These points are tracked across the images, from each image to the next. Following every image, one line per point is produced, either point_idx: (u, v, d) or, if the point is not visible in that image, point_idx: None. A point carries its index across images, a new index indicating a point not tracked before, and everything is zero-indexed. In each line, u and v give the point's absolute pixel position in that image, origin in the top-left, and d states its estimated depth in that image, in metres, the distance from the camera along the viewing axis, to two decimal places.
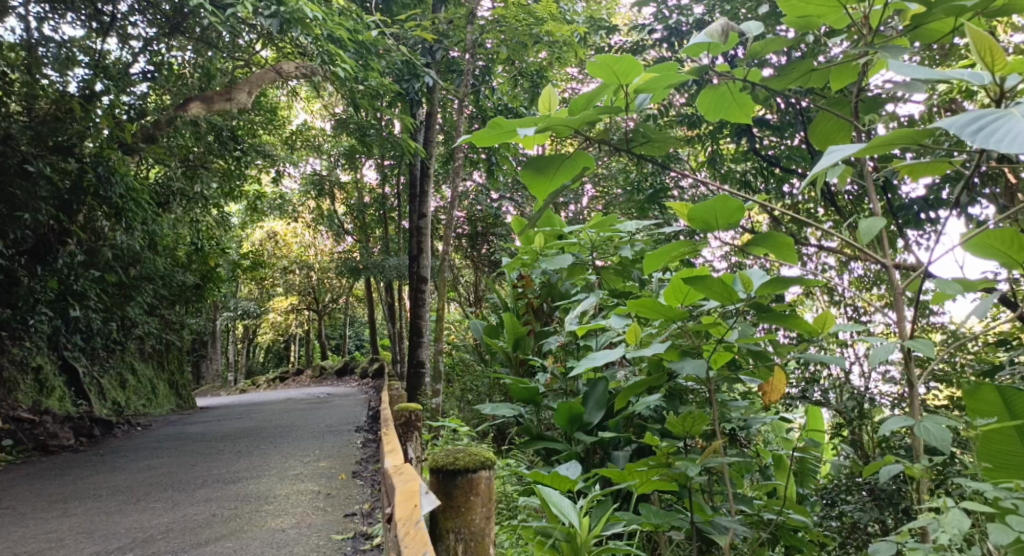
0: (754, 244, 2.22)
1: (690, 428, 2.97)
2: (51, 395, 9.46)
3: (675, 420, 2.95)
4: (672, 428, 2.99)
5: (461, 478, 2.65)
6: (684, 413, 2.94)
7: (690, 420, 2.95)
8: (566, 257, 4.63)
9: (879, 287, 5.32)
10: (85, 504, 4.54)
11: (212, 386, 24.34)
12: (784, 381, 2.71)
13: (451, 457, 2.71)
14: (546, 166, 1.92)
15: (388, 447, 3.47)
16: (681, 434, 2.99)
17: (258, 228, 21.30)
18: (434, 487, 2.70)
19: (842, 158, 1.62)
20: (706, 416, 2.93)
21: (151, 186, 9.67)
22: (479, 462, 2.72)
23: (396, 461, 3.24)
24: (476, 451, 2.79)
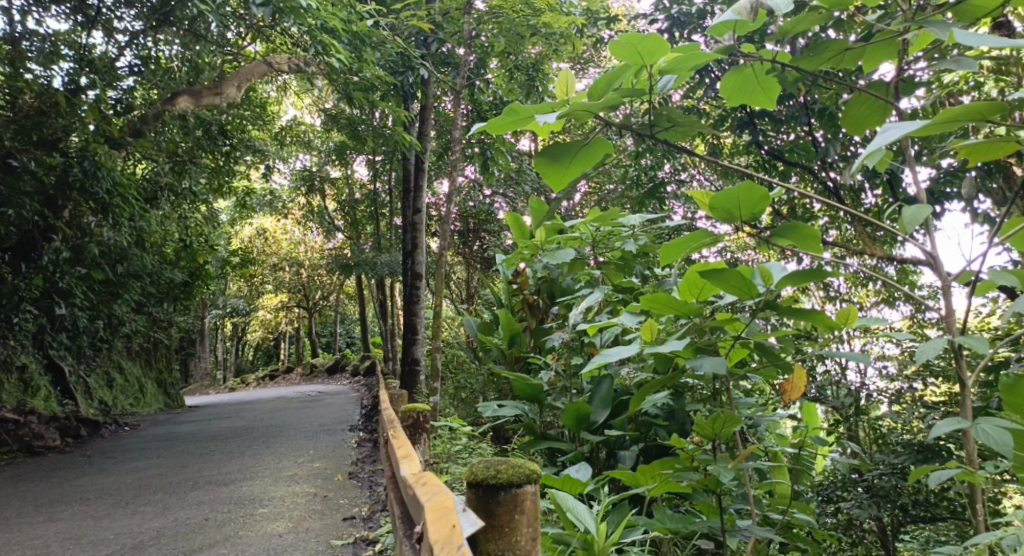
0: (777, 236, 2.13)
1: (719, 431, 2.79)
2: (37, 394, 9.29)
3: (702, 421, 2.78)
4: (700, 431, 2.82)
5: (503, 493, 2.17)
6: (713, 414, 2.76)
7: (720, 422, 2.75)
8: (568, 251, 4.51)
9: (877, 282, 5.28)
10: (73, 508, 4.41)
11: (202, 384, 24.20)
12: (805, 379, 2.70)
13: (491, 470, 2.23)
14: (562, 155, 1.82)
15: (402, 454, 3.22)
16: (708, 437, 2.82)
17: (248, 225, 21.15)
18: (471, 504, 2.23)
19: (903, 137, 1.49)
20: (735, 417, 2.74)
21: (139, 182, 9.52)
22: (524, 474, 2.23)
23: (415, 471, 2.86)
24: (519, 461, 2.30)
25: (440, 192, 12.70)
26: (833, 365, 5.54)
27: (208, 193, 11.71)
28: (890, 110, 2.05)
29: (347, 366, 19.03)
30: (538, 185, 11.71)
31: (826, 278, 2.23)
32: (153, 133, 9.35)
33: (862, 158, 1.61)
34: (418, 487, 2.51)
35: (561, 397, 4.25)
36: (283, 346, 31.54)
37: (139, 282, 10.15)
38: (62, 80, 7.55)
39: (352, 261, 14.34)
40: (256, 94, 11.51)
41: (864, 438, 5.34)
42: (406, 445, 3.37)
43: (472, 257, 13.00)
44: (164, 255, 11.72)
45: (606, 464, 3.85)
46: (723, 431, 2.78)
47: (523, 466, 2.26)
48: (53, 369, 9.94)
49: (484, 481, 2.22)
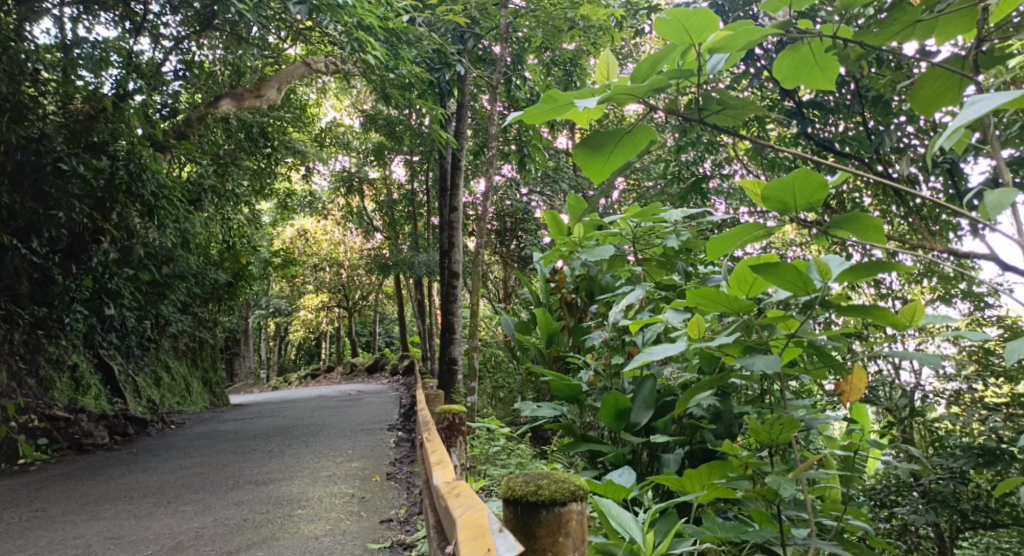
0: (836, 228, 2.00)
1: (777, 437, 2.66)
2: (88, 393, 9.49)
3: (758, 426, 2.64)
4: (755, 437, 2.69)
5: (545, 512, 2.08)
6: (771, 419, 2.62)
7: (778, 427, 2.61)
8: (607, 248, 4.39)
9: (933, 279, 5.03)
10: (117, 507, 4.45)
11: (245, 383, 24.62)
12: (866, 380, 2.55)
13: (531, 486, 2.14)
14: (603, 143, 1.71)
15: (436, 459, 3.14)
16: (764, 444, 2.69)
17: (289, 226, 21.45)
18: (508, 523, 2.15)
19: (997, 107, 1.37)
20: (794, 423, 2.59)
21: (184, 184, 9.66)
22: (567, 490, 2.15)
23: (448, 478, 2.78)
24: (562, 476, 2.22)
25: (477, 191, 12.68)
26: (887, 364, 5.31)
27: (251, 195, 11.86)
28: (967, 84, 1.89)
29: (386, 365, 19.15)
30: (576, 183, 11.59)
31: (891, 272, 2.09)
32: (197, 136, 9.50)
33: (947, 134, 1.48)
34: (451, 499, 2.41)
35: (601, 397, 4.13)
36: (324, 346, 31.94)
37: (184, 283, 10.33)
38: (110, 85, 7.70)
39: (390, 261, 14.41)
40: (296, 96, 11.62)
41: (921, 441, 5.10)
42: (440, 450, 3.30)
43: (509, 256, 12.94)
44: (210, 257, 11.89)
45: (649, 467, 3.74)
46: (781, 437, 2.64)
47: (565, 481, 2.18)
48: (103, 368, 10.17)
49: (524, 498, 2.13)
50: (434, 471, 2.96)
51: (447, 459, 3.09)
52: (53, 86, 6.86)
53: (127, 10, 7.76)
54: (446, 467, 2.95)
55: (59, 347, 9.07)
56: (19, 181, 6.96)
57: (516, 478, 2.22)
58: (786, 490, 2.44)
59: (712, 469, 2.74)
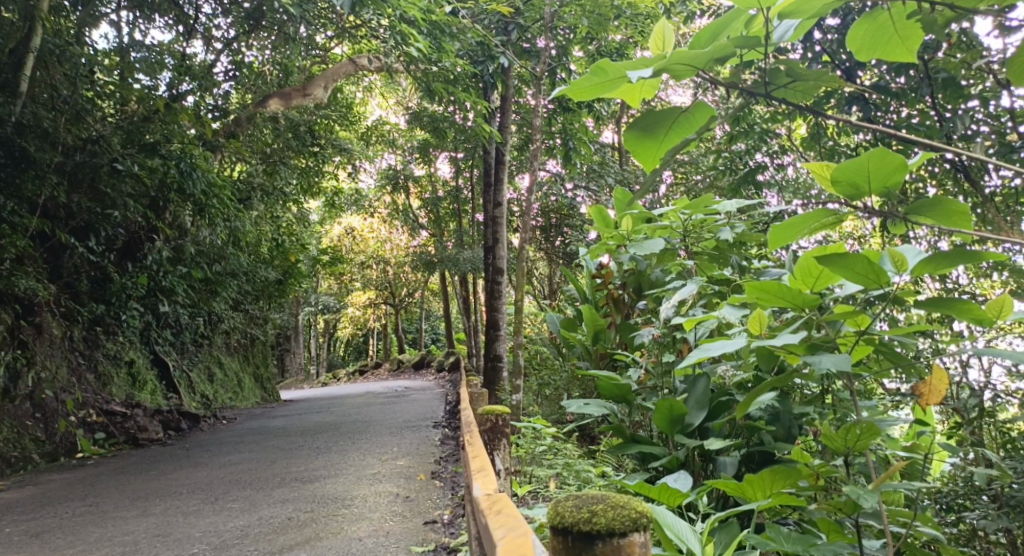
0: (916, 213, 1.83)
1: (853, 444, 2.56)
2: (143, 388, 9.70)
3: (832, 433, 2.54)
4: (830, 444, 2.60)
5: (601, 543, 1.82)
6: (847, 425, 2.52)
7: (855, 435, 2.50)
8: (657, 242, 4.23)
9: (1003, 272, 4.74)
10: (166, 502, 4.49)
11: (295, 379, 25.03)
12: (945, 380, 2.37)
13: (584, 513, 1.85)
14: (654, 124, 1.58)
15: (478, 467, 3.00)
16: (839, 452, 2.59)
17: (337, 224, 21.71)
18: (556, 552, 1.89)
19: None
20: (875, 431, 2.47)
21: (234, 182, 9.81)
22: (628, 518, 1.86)
23: (489, 491, 2.63)
24: (621, 497, 1.93)
25: (522, 187, 12.61)
26: (952, 362, 5.03)
27: (299, 193, 12.01)
28: None
29: (432, 361, 19.23)
30: (622, 177, 11.42)
31: (978, 261, 1.88)
32: (246, 135, 9.63)
33: None
34: (490, 516, 2.29)
35: (652, 397, 3.99)
36: (371, 342, 32.31)
37: (235, 280, 10.48)
38: (164, 87, 7.83)
39: (436, 258, 14.44)
40: (343, 95, 11.71)
41: (989, 442, 4.83)
42: (483, 458, 3.14)
43: (554, 253, 12.84)
44: (260, 255, 12.07)
45: (702, 470, 3.59)
46: (857, 445, 2.54)
47: (625, 506, 1.89)
48: (158, 364, 10.39)
49: (576, 527, 1.85)
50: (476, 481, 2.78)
51: (489, 468, 2.91)
52: (109, 87, 6.98)
53: (180, 13, 7.90)
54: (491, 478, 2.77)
55: (116, 344, 9.27)
56: (78, 181, 7.10)
57: (567, 500, 1.93)
58: (867, 501, 2.35)
59: (776, 476, 2.52)
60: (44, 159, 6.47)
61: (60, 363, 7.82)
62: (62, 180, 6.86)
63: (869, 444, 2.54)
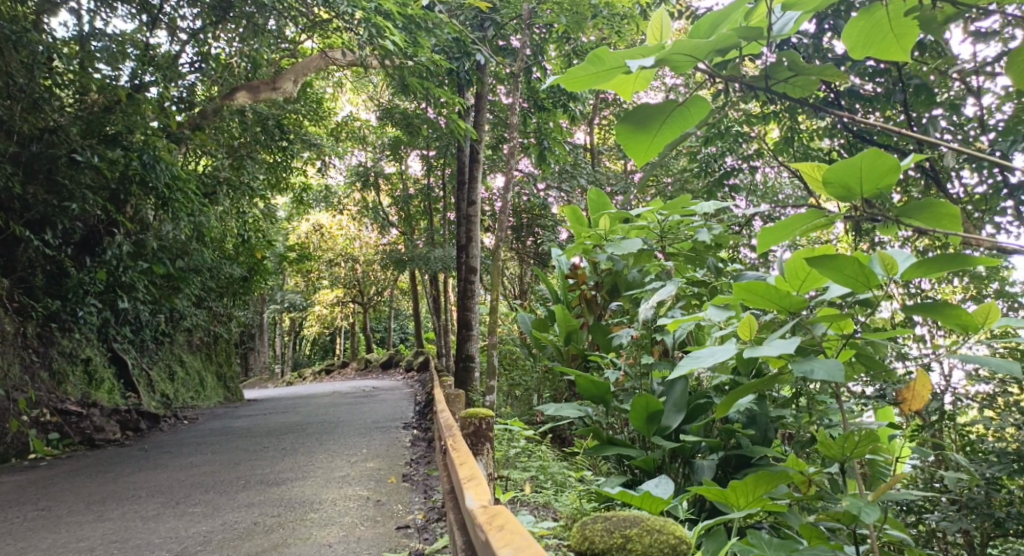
0: (906, 216, 1.80)
1: (851, 452, 2.48)
2: (100, 386, 9.42)
3: (829, 440, 2.47)
4: (826, 452, 2.51)
5: None
6: (845, 432, 2.45)
7: (853, 442, 2.44)
8: (635, 242, 4.24)
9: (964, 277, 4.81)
10: (124, 507, 4.32)
11: (260, 377, 24.63)
12: (928, 387, 2.36)
13: (618, 539, 1.70)
14: (650, 118, 1.52)
15: (467, 476, 2.72)
16: (835, 460, 2.51)
17: (305, 220, 21.40)
18: None
19: None
20: (872, 437, 2.40)
21: (199, 176, 9.59)
22: (663, 546, 1.73)
23: (483, 502, 2.29)
24: (655, 525, 1.79)
25: (493, 186, 12.55)
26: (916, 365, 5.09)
27: (266, 188, 11.79)
28: None
29: (401, 360, 19.08)
30: (593, 178, 11.41)
31: (966, 266, 1.85)
32: (212, 129, 9.41)
33: None
34: (491, 532, 1.88)
35: (628, 399, 3.95)
36: (338, 340, 31.99)
37: (198, 276, 10.24)
38: (127, 78, 7.60)
39: (406, 256, 14.30)
40: (313, 89, 11.53)
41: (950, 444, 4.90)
42: (472, 465, 2.87)
43: (525, 252, 12.81)
44: (225, 250, 11.81)
45: (678, 473, 3.55)
46: (856, 452, 2.47)
47: (660, 532, 1.76)
48: (117, 361, 10.10)
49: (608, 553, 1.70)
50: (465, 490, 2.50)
51: (481, 476, 2.63)
52: (68, 76, 6.73)
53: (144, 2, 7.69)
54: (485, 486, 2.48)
55: (72, 341, 8.98)
56: (34, 172, 6.86)
57: (596, 523, 1.78)
58: (870, 516, 2.25)
59: (758, 482, 2.47)
60: None
61: (13, 360, 7.54)
62: (16, 170, 6.66)
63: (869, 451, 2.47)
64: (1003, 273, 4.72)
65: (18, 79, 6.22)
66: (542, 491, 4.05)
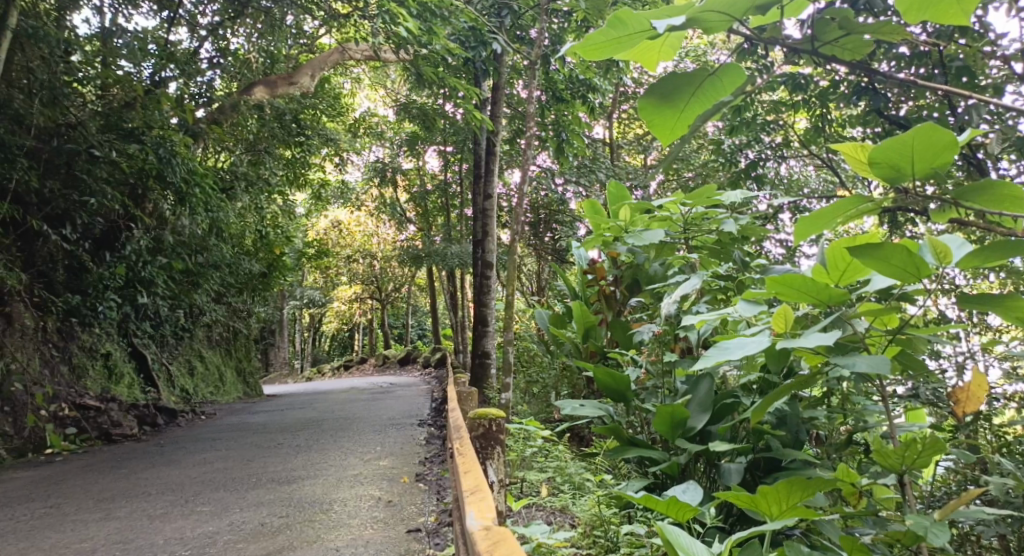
0: (963, 198, 1.62)
1: (911, 462, 2.32)
2: (120, 381, 9.42)
3: (888, 450, 2.30)
4: (883, 462, 2.36)
5: None
6: (906, 441, 2.28)
7: (915, 452, 2.27)
8: (657, 233, 4.07)
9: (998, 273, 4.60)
10: (131, 505, 4.24)
11: (280, 372, 24.74)
12: (986, 388, 2.35)
13: None
14: (676, 91, 1.34)
15: (473, 486, 2.57)
16: (893, 470, 2.36)
17: (324, 217, 21.46)
18: None
19: None
20: (935, 446, 2.26)
21: (216, 171, 9.56)
22: None
23: (486, 521, 2.12)
24: None
25: (511, 182, 12.44)
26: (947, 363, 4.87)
27: (284, 184, 11.75)
28: None
29: (419, 357, 19.02)
30: (613, 173, 11.19)
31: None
32: (231, 124, 9.36)
33: None
34: None
35: (650, 399, 3.79)
36: (356, 336, 32.10)
37: (217, 272, 10.21)
38: (147, 74, 7.57)
39: (424, 253, 14.21)
40: (330, 84, 11.46)
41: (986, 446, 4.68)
42: (476, 474, 2.73)
43: (544, 248, 12.68)
44: (243, 246, 11.81)
45: (703, 476, 3.41)
46: (917, 463, 2.30)
47: None
48: (136, 357, 10.10)
49: None
50: (467, 505, 2.37)
51: (486, 487, 2.52)
52: (89, 71, 6.69)
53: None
54: (487, 498, 2.36)
55: (91, 336, 8.99)
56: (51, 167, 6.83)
57: None
58: (938, 538, 2.18)
59: (797, 490, 2.28)
60: (11, 142, 6.16)
61: (31, 354, 7.54)
62: (34, 165, 6.61)
63: (930, 462, 2.32)
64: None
65: (39, 74, 6.16)
66: (558, 494, 3.92)
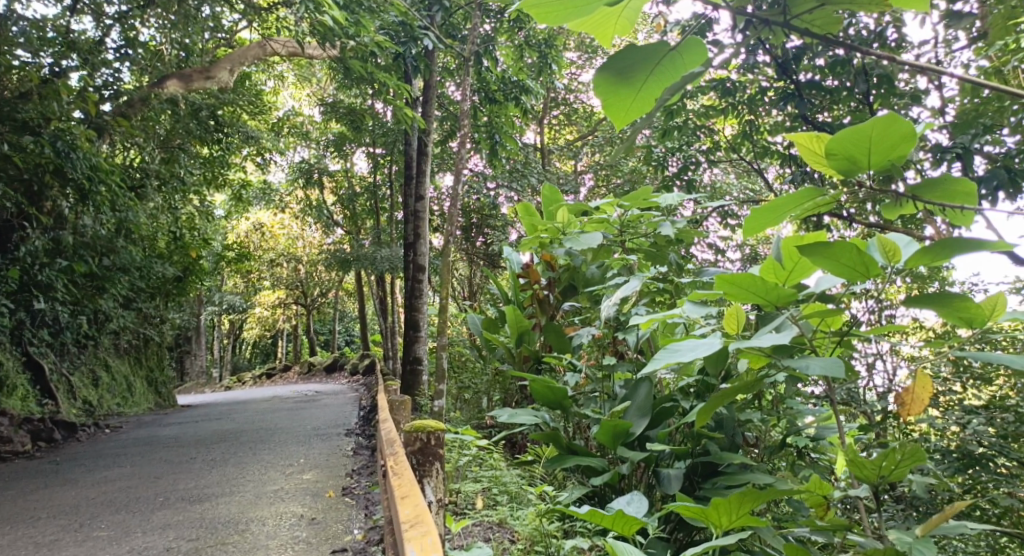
0: (918, 193, 1.53)
1: (889, 472, 2.12)
2: (14, 394, 8.64)
3: (866, 462, 2.09)
4: (858, 472, 2.15)
5: None
6: (884, 450, 2.08)
7: (894, 462, 2.08)
8: (594, 236, 3.99)
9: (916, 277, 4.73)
10: (17, 531, 3.85)
11: (197, 382, 23.67)
12: (932, 388, 2.33)
13: None
14: (634, 68, 1.21)
15: (412, 518, 2.36)
16: (869, 480, 2.15)
17: (245, 219, 20.75)
18: None
19: None
20: (917, 455, 2.07)
21: (124, 168, 9.00)
22: None
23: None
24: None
25: (442, 186, 12.27)
26: None
27: (201, 184, 11.22)
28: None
29: (346, 364, 18.57)
30: (544, 177, 11.17)
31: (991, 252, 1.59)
32: (143, 119, 8.81)
33: None
34: None
35: (588, 406, 3.69)
36: (280, 342, 31.14)
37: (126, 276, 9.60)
38: (47, 64, 7.04)
39: (350, 257, 13.84)
40: (252, 81, 11.02)
41: None
42: (416, 501, 2.54)
43: (474, 253, 12.54)
44: (156, 248, 11.21)
45: (643, 483, 3.33)
46: (895, 473, 2.11)
47: None
48: (33, 367, 9.36)
49: None
50: (407, 541, 2.16)
51: (428, 514, 2.35)
52: None
53: None
54: (428, 531, 2.18)
55: None
56: None
57: None
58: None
59: (744, 499, 2.20)
60: None
61: None
62: None
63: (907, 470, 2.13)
64: (946, 272, 4.72)
65: None
66: (495, 508, 3.77)
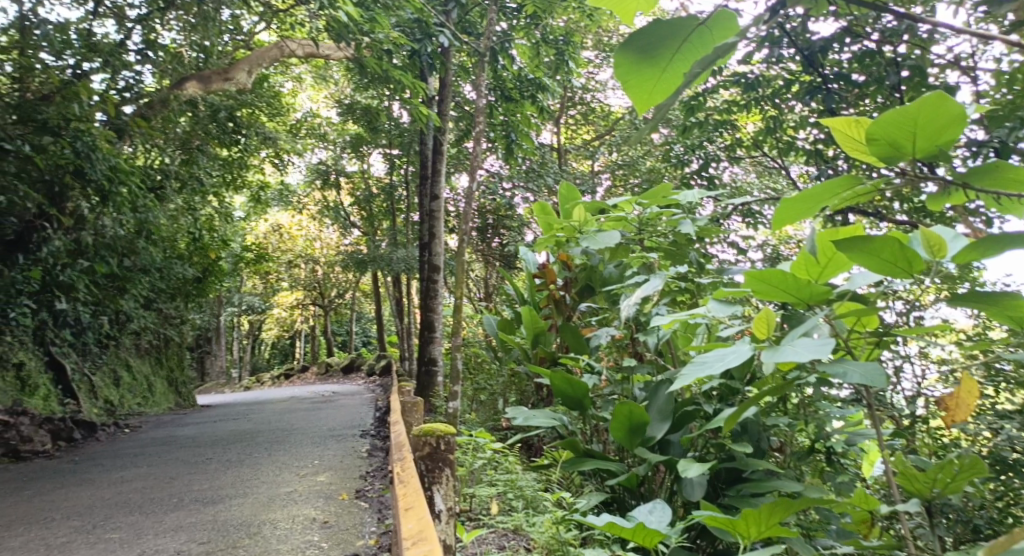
0: (967, 181, 1.42)
1: (944, 486, 2.13)
2: (35, 394, 8.69)
3: (919, 473, 2.12)
4: (911, 486, 2.18)
5: None
6: (941, 462, 2.10)
7: (950, 474, 2.09)
8: (612, 235, 3.89)
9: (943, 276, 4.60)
10: (30, 533, 3.82)
11: (216, 381, 23.80)
12: (978, 396, 2.24)
13: None
14: (660, 44, 1.13)
15: (414, 534, 2.27)
16: (921, 494, 2.18)
17: (263, 221, 20.85)
18: None
19: None
20: (975, 469, 2.06)
21: (144, 170, 9.02)
22: None
23: None
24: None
25: (458, 186, 12.22)
26: None
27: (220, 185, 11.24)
28: None
29: (363, 365, 18.59)
30: (561, 177, 11.08)
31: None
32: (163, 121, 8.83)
33: None
34: None
35: (606, 409, 3.61)
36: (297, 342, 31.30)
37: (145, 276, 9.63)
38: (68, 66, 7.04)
39: (367, 257, 13.83)
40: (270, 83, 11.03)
41: None
42: (418, 515, 2.46)
43: (491, 254, 12.47)
44: (174, 249, 11.26)
45: (665, 489, 3.24)
46: (950, 487, 2.11)
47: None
48: (54, 367, 9.41)
49: None
50: None
51: (430, 531, 2.26)
52: None
53: None
54: (430, 549, 2.09)
55: None
56: None
57: None
58: None
59: (776, 509, 2.10)
60: None
61: None
62: None
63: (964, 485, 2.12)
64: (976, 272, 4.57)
65: None
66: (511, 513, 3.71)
